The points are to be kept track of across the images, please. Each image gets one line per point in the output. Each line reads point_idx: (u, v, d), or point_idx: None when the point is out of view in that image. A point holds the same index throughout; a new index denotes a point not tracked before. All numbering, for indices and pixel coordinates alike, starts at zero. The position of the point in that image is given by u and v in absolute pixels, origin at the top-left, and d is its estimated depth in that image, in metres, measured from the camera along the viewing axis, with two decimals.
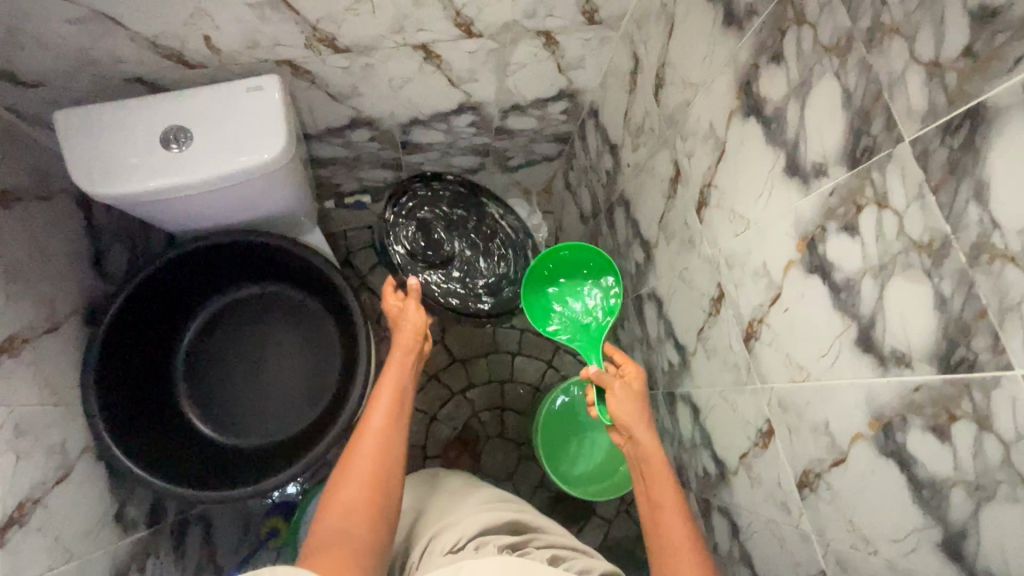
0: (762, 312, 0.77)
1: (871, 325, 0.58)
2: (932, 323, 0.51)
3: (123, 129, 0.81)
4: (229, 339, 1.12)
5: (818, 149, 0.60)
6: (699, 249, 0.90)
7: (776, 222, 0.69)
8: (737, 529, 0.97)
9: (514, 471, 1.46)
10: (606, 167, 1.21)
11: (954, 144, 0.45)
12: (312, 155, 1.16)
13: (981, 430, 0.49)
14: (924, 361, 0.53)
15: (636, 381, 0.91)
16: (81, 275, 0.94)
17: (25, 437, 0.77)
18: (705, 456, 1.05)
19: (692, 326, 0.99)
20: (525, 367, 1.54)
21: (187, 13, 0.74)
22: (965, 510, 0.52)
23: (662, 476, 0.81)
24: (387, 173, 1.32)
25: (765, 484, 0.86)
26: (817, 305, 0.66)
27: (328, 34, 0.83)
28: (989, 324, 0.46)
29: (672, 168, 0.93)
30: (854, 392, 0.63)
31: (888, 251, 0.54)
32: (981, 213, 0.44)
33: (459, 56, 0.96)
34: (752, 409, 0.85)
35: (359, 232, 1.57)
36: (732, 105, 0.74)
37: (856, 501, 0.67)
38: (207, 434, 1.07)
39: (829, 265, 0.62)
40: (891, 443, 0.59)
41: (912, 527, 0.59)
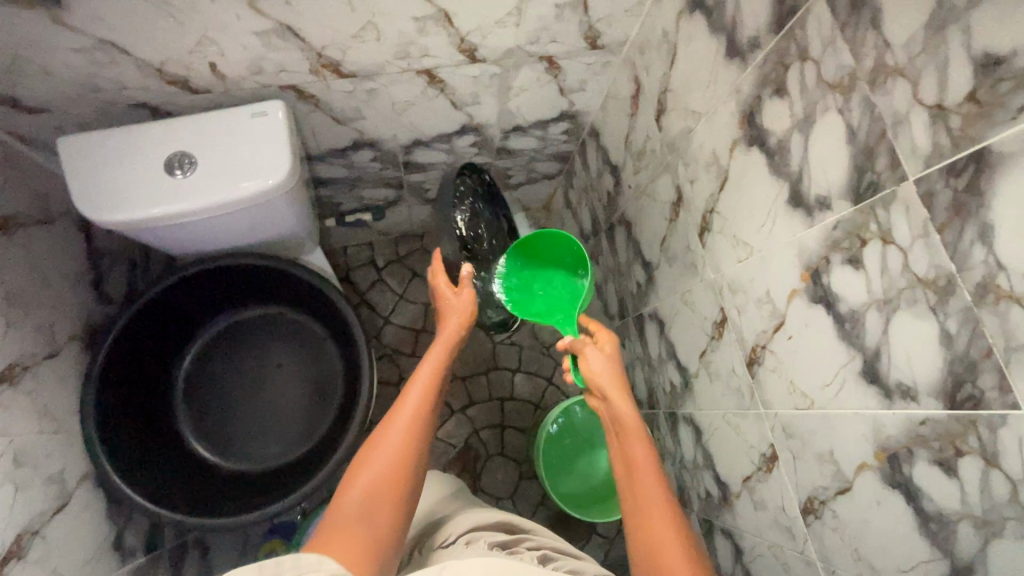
0: (765, 339, 0.77)
1: (876, 357, 0.59)
2: (938, 359, 0.51)
3: (127, 156, 0.81)
4: (229, 360, 1.11)
5: (822, 183, 0.61)
6: (702, 273, 0.91)
7: (780, 251, 0.70)
8: (740, 551, 0.97)
9: (514, 489, 1.45)
10: (607, 187, 1.22)
11: (959, 186, 0.46)
12: (314, 175, 1.17)
13: (989, 467, 0.49)
14: (930, 395, 0.53)
15: (609, 345, 0.89)
16: (80, 299, 0.93)
17: (25, 467, 0.76)
18: (708, 477, 1.05)
19: (694, 348, 0.99)
20: (525, 384, 1.54)
21: (194, 41, 0.74)
22: (972, 545, 0.52)
23: (633, 436, 0.79)
24: (389, 192, 1.32)
25: (768, 508, 0.86)
26: (821, 335, 0.66)
27: (333, 60, 0.83)
28: (995, 363, 0.46)
29: (674, 192, 0.94)
30: (859, 422, 0.63)
31: (893, 285, 0.55)
32: (986, 254, 0.45)
33: (462, 80, 0.97)
34: (756, 434, 0.85)
35: (359, 249, 1.57)
36: (735, 135, 0.75)
37: (862, 530, 0.67)
38: (207, 458, 1.06)
39: (833, 296, 0.63)
40: (897, 475, 0.60)
41: (920, 559, 0.59)
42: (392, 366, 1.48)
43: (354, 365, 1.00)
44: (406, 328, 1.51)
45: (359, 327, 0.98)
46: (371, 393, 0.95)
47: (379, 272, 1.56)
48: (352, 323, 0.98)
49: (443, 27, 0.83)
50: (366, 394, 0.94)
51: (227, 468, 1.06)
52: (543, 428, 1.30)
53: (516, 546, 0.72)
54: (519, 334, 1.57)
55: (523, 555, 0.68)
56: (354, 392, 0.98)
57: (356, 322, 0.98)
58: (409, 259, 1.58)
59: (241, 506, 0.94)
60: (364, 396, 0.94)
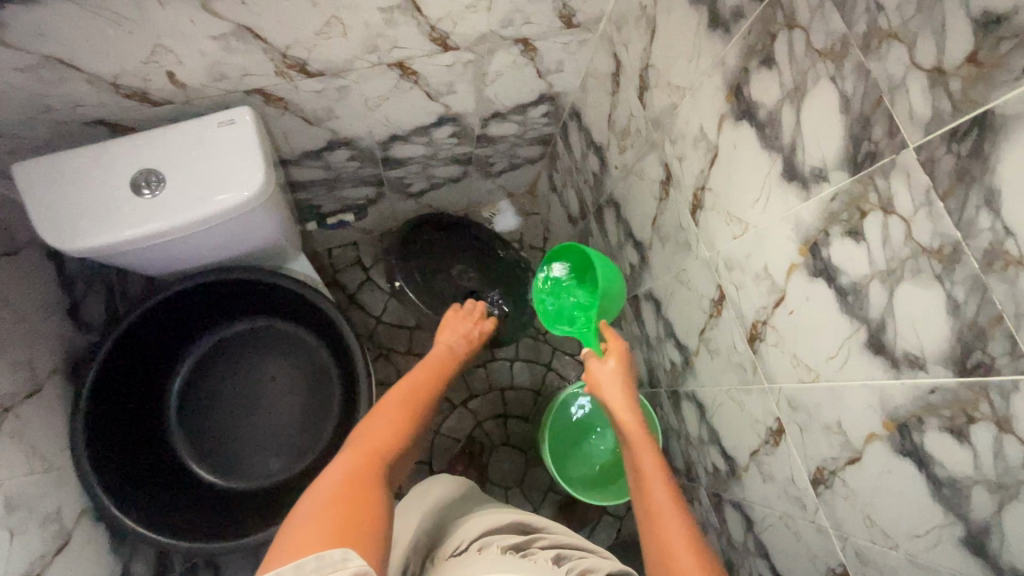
0: (765, 315, 0.76)
1: (881, 328, 0.58)
2: (946, 328, 0.51)
3: (89, 178, 0.76)
4: (220, 379, 1.08)
5: (817, 154, 0.59)
6: (696, 251, 0.90)
7: (776, 225, 0.69)
8: (751, 523, 0.98)
9: (522, 477, 1.45)
10: (593, 168, 1.20)
11: (962, 151, 0.45)
12: (290, 179, 1.13)
13: (1001, 432, 0.49)
14: (939, 364, 0.53)
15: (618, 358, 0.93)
16: (57, 331, 0.90)
17: (18, 512, 0.73)
18: (714, 452, 1.05)
19: (693, 327, 0.99)
20: (524, 372, 1.53)
21: (148, 51, 0.70)
22: (987, 509, 0.53)
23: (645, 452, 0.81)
24: (369, 190, 1.28)
25: (777, 480, 0.86)
26: (823, 308, 0.65)
27: (299, 59, 0.79)
28: (1005, 329, 0.46)
29: (662, 170, 0.92)
30: (867, 393, 0.63)
31: (896, 256, 0.54)
32: (993, 220, 0.44)
33: (436, 70, 0.93)
34: (761, 408, 0.85)
35: (343, 250, 1.54)
36: (723, 109, 0.72)
37: (874, 498, 0.67)
38: (206, 478, 1.04)
39: (834, 269, 0.62)
40: (907, 443, 0.60)
41: (933, 524, 0.59)
42: (388, 366, 1.46)
43: (351, 374, 0.98)
44: (399, 327, 1.49)
45: (354, 335, 0.96)
46: (370, 399, 0.93)
47: (366, 272, 1.53)
48: (346, 331, 0.96)
49: (412, 16, 0.79)
50: (365, 403, 0.92)
51: (227, 487, 1.04)
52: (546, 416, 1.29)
53: (529, 547, 0.72)
54: None
55: (538, 556, 0.67)
56: (352, 401, 0.96)
57: (351, 330, 0.95)
58: None
59: (246, 526, 0.92)
60: (364, 404, 0.92)
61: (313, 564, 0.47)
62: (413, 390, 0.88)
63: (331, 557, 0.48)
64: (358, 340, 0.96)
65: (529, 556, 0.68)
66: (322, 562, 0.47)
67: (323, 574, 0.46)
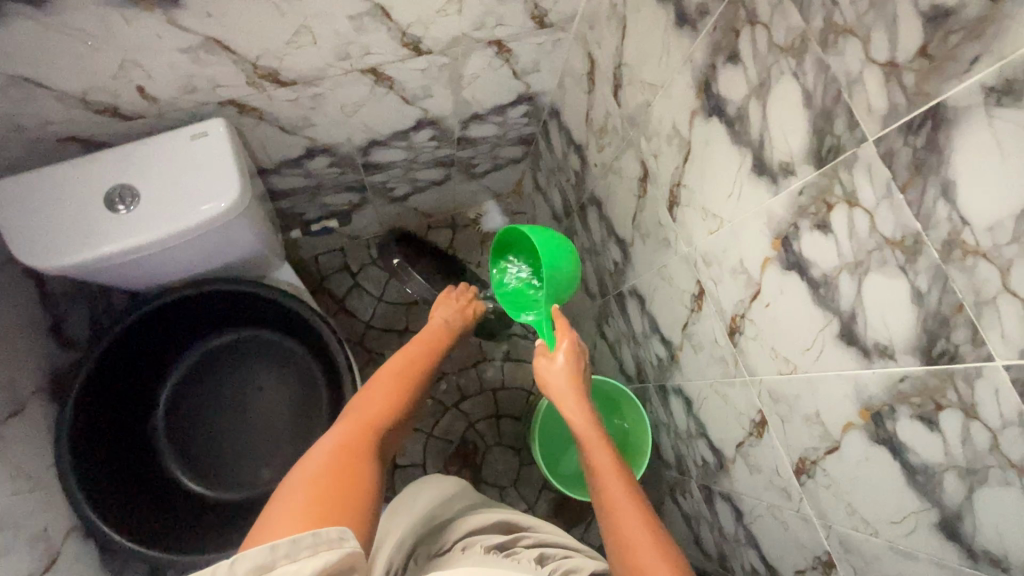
0: (743, 308, 0.77)
1: (852, 319, 0.59)
2: (911, 318, 0.51)
3: (64, 195, 0.76)
4: (208, 390, 1.08)
5: (784, 149, 0.60)
6: (675, 247, 0.90)
7: (749, 220, 0.69)
8: (740, 514, 0.99)
9: (516, 477, 1.46)
10: (574, 166, 1.20)
11: (918, 143, 0.45)
12: (271, 188, 1.12)
13: (968, 418, 0.50)
14: (907, 353, 0.53)
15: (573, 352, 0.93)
16: (39, 348, 0.90)
17: (4, 531, 0.74)
18: (702, 445, 1.06)
19: (676, 322, 0.99)
20: (515, 372, 1.54)
21: (116, 66, 0.70)
22: (959, 494, 0.53)
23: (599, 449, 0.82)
24: (352, 196, 1.28)
25: (763, 471, 0.87)
26: (797, 301, 0.66)
27: (271, 69, 0.79)
28: (966, 317, 0.46)
29: (639, 168, 0.93)
30: (842, 384, 0.63)
31: (862, 247, 0.54)
32: (950, 211, 0.45)
33: (410, 75, 0.93)
34: (744, 401, 0.85)
35: (330, 256, 1.54)
36: (694, 106, 0.73)
37: (854, 486, 0.68)
38: (196, 490, 1.04)
39: (805, 262, 0.62)
40: (881, 432, 0.60)
41: (910, 510, 0.60)
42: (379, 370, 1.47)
43: (337, 382, 0.98)
44: (388, 331, 1.49)
45: (339, 342, 0.96)
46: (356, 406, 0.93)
47: (354, 278, 1.53)
48: (331, 339, 0.96)
49: (382, 22, 0.79)
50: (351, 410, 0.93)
51: (216, 497, 1.04)
52: (537, 412, 1.30)
53: (514, 546, 0.73)
54: None
55: (521, 556, 0.69)
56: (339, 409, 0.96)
57: (336, 338, 0.96)
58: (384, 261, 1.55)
59: (237, 537, 0.93)
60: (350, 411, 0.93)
61: (310, 540, 0.47)
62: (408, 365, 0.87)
63: (327, 535, 0.47)
64: (343, 348, 0.96)
65: (513, 555, 0.69)
66: (317, 539, 0.47)
67: (314, 553, 0.46)
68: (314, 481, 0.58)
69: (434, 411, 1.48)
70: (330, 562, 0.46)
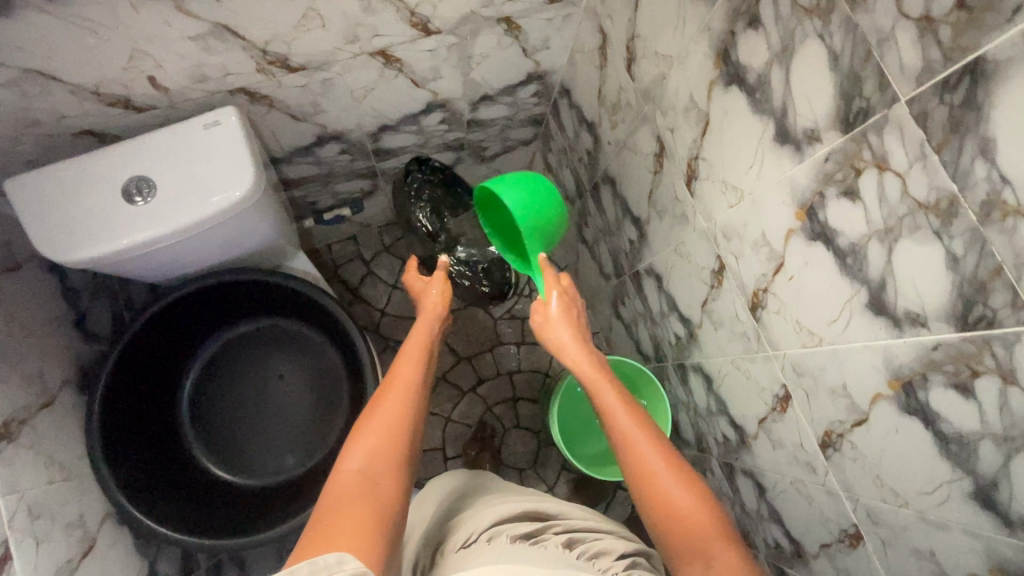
0: (766, 282, 0.76)
1: (881, 288, 0.57)
2: (946, 284, 0.50)
3: (81, 189, 0.77)
4: (230, 380, 1.10)
5: (808, 115, 0.58)
6: (693, 223, 0.89)
7: (771, 191, 0.68)
8: (763, 489, 0.99)
9: (535, 459, 1.47)
10: (586, 146, 1.18)
11: (954, 101, 0.44)
12: (283, 178, 1.12)
13: (1006, 384, 0.49)
14: (940, 320, 0.52)
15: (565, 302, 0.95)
16: (65, 343, 0.91)
17: (41, 520, 0.75)
18: (723, 422, 1.05)
19: (695, 299, 0.98)
20: (531, 355, 1.54)
21: (127, 57, 0.70)
22: (995, 462, 0.53)
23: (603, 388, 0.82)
24: (364, 183, 1.28)
25: (786, 446, 0.86)
26: (822, 272, 0.65)
27: (279, 55, 0.79)
28: (1005, 280, 0.45)
29: (655, 143, 0.91)
30: (870, 355, 0.62)
31: (892, 213, 0.53)
32: (988, 170, 0.43)
33: (419, 56, 0.92)
34: (766, 376, 0.84)
35: (344, 245, 1.54)
36: (712, 75, 0.71)
37: (882, 458, 0.67)
38: (225, 478, 1.06)
39: (831, 232, 0.61)
40: (912, 401, 0.59)
41: (942, 480, 0.59)
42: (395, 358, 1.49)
43: (356, 367, 0.99)
44: (403, 318, 1.50)
45: (356, 327, 0.96)
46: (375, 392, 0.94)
47: (368, 266, 1.54)
48: (348, 324, 0.96)
49: (390, 3, 0.78)
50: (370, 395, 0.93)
51: (246, 484, 1.06)
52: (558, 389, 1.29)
53: (543, 534, 0.73)
54: (517, 307, 1.57)
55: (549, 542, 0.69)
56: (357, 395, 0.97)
57: (353, 323, 0.96)
58: (397, 248, 1.55)
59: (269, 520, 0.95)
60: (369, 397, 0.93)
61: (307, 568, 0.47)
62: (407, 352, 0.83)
63: (323, 561, 0.48)
64: (360, 332, 0.96)
65: (540, 543, 0.70)
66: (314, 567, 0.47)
67: None
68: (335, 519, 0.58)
69: (451, 396, 1.49)
70: None
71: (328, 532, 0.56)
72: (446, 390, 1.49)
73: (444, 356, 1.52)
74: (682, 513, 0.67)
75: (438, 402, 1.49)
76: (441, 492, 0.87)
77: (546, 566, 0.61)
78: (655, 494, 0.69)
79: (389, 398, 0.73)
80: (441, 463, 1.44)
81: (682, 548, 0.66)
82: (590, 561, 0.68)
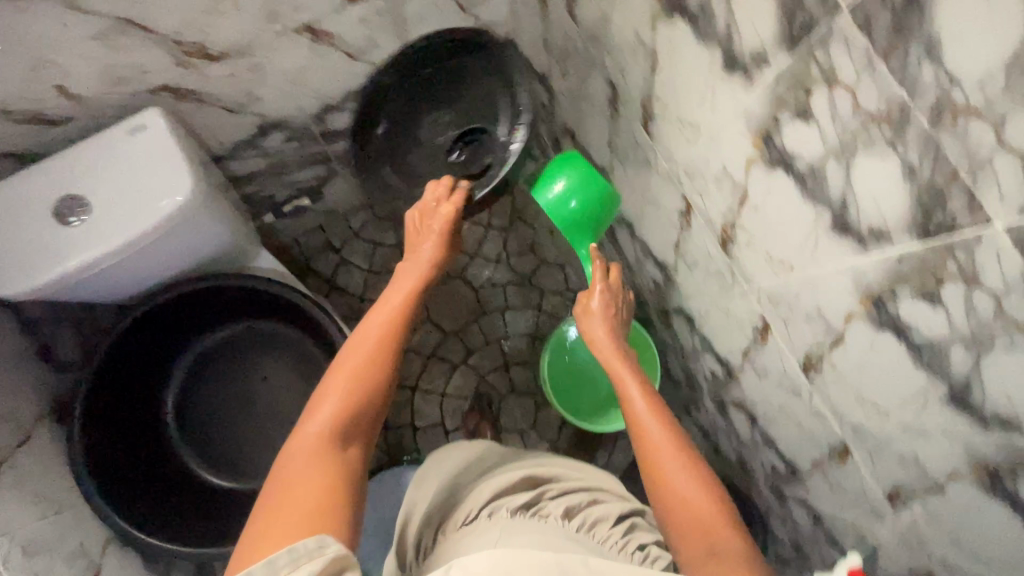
0: (733, 216, 0.75)
1: (844, 207, 0.57)
2: (905, 195, 0.49)
3: (11, 216, 0.73)
4: (214, 389, 1.08)
5: (753, 38, 0.56)
6: (655, 165, 0.87)
7: (727, 122, 0.66)
8: (755, 417, 1.01)
9: (535, 420, 1.49)
10: (541, 100, 1.15)
11: (896, 4, 0.42)
12: (231, 175, 1.08)
13: (970, 288, 0.49)
14: (903, 232, 0.52)
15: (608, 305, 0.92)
16: (33, 377, 0.89)
17: (41, 555, 0.75)
18: (710, 359, 1.07)
19: (667, 243, 0.97)
20: (517, 319, 1.54)
21: (30, 66, 0.68)
22: (966, 365, 0.53)
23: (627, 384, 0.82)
24: (319, 169, 1.23)
25: (772, 374, 0.88)
26: (786, 198, 0.64)
27: (196, 44, 0.75)
28: (962, 184, 0.44)
29: (608, 87, 0.88)
30: (841, 275, 0.62)
31: (847, 129, 0.52)
32: (936, 72, 0.42)
33: (350, 27, 0.87)
34: (744, 309, 0.85)
35: (311, 235, 1.50)
36: (654, 8, 0.68)
37: (861, 374, 0.68)
38: (221, 486, 1.04)
39: (789, 156, 0.60)
40: (884, 315, 0.59)
41: (919, 387, 0.61)
42: None
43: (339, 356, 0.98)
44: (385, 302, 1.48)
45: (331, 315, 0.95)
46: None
47: (339, 254, 1.50)
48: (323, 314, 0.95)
49: None
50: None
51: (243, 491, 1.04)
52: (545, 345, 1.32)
53: (542, 501, 0.75)
54: (496, 274, 1.56)
55: (550, 515, 0.71)
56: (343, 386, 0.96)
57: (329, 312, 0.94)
58: (366, 231, 1.52)
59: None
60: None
61: (285, 558, 0.52)
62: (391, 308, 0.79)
63: (305, 548, 0.53)
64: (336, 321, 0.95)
65: (540, 513, 0.72)
66: (295, 553, 0.53)
67: (295, 567, 0.52)
68: (296, 484, 0.60)
69: (444, 370, 1.49)
70: (313, 572, 0.52)
71: (289, 500, 0.59)
72: (437, 366, 1.49)
73: (431, 333, 1.51)
74: (690, 506, 0.68)
75: (431, 379, 1.49)
76: (445, 459, 0.86)
77: (553, 543, 0.63)
78: (666, 489, 0.70)
79: (361, 356, 0.72)
80: (443, 438, 1.45)
81: (691, 537, 0.67)
82: (587, 532, 0.71)
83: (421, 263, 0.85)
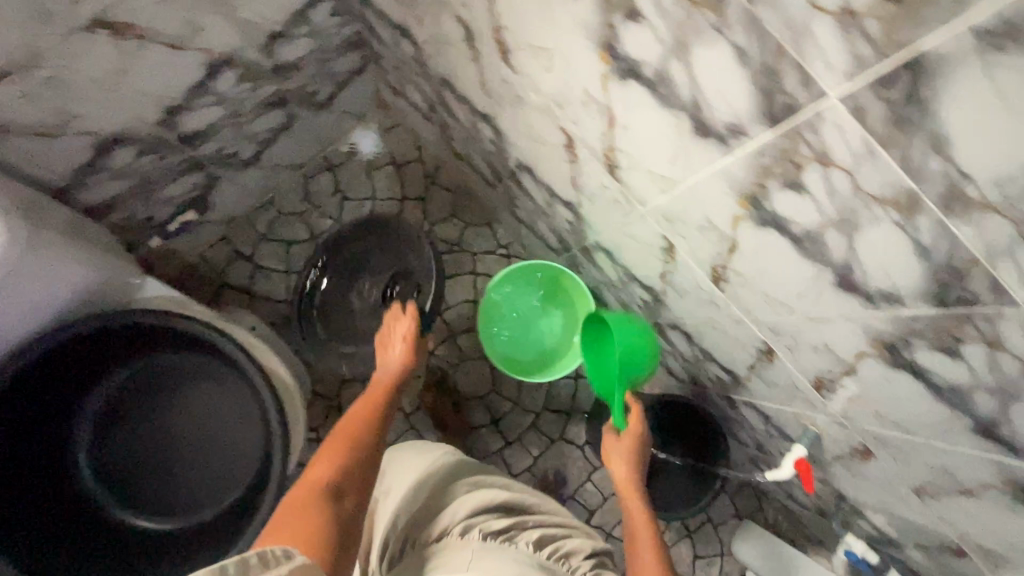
0: (610, 140, 0.71)
1: (698, 108, 0.53)
2: (745, 84, 0.46)
3: None
4: (130, 433, 1.02)
5: None
6: (527, 101, 0.81)
7: (572, 39, 0.61)
8: (690, 334, 1.01)
9: (493, 383, 1.47)
10: (410, 54, 1.06)
11: None
12: (88, 206, 0.98)
13: (826, 169, 0.46)
14: (755, 123, 0.48)
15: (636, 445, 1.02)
16: None
17: None
18: (637, 288, 1.05)
19: (564, 180, 0.92)
20: (454, 287, 1.49)
21: None
22: (843, 248, 0.51)
23: (642, 529, 0.91)
24: (195, 178, 1.13)
25: (690, 291, 0.86)
26: (648, 110, 0.59)
27: None
28: (790, 59, 0.41)
29: (460, 26, 0.81)
30: (716, 181, 0.59)
31: (675, 22, 0.47)
32: None
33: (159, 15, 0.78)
34: (649, 233, 0.82)
35: (215, 249, 1.40)
36: None
37: (762, 275, 0.67)
38: (157, 528, 1.02)
39: (635, 64, 0.55)
40: (762, 213, 0.57)
41: (811, 279, 0.59)
42: (319, 341, 1.42)
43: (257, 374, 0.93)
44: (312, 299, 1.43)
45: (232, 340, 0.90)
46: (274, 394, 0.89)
47: (251, 261, 1.41)
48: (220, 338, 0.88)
49: None
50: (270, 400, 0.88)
51: (182, 528, 1.02)
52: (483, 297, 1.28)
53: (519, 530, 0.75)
54: None
55: (518, 544, 0.71)
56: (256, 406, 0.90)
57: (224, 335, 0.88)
58: (274, 231, 1.43)
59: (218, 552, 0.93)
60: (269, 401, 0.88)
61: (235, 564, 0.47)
62: (372, 395, 0.95)
63: (276, 553, 0.51)
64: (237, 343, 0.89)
65: (512, 540, 0.72)
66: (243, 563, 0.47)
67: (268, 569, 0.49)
68: (288, 520, 0.64)
69: None
70: None
71: (286, 531, 0.62)
72: None
73: None
74: None
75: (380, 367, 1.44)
76: (409, 472, 0.84)
77: (524, 574, 0.65)
78: None
79: (348, 433, 0.83)
80: (404, 422, 1.43)
81: None
82: (558, 563, 0.72)
83: (397, 366, 1.03)
